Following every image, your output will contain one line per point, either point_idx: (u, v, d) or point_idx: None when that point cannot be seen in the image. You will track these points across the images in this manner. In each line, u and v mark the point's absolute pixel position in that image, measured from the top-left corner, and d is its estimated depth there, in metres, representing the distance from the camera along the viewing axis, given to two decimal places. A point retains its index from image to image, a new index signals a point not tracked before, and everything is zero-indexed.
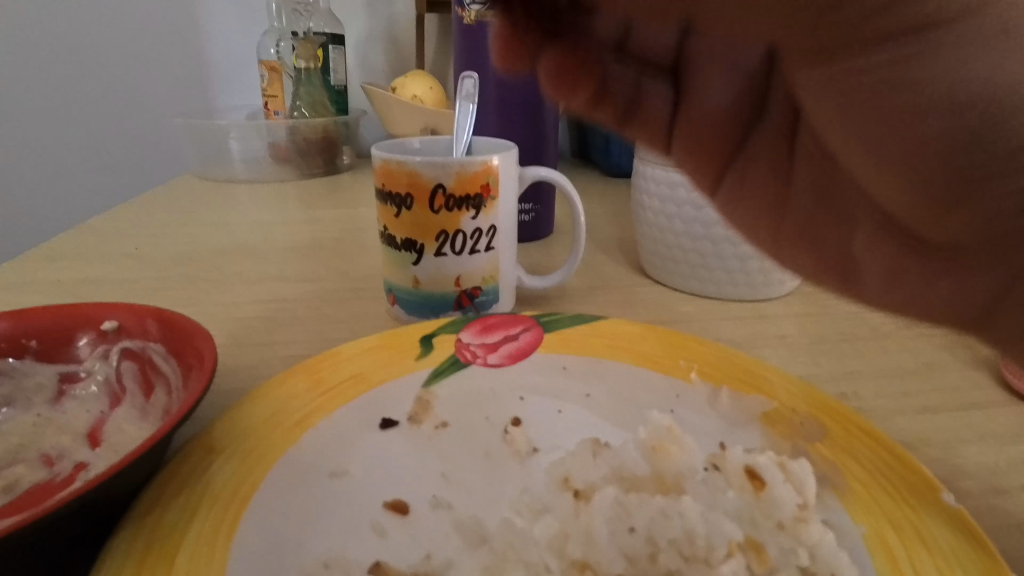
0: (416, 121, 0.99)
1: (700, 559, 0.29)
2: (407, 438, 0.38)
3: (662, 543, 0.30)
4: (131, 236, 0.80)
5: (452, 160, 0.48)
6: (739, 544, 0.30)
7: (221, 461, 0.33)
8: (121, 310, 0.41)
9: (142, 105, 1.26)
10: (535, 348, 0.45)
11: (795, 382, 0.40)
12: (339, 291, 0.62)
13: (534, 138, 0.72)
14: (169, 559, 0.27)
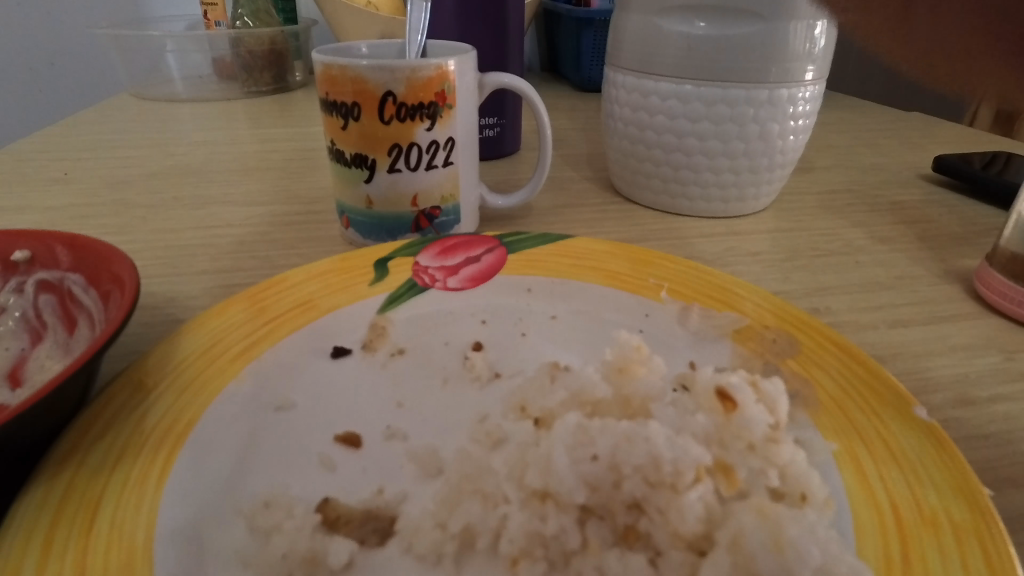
0: (369, 29, 0.91)
1: (665, 484, 0.28)
2: (361, 366, 0.35)
3: (627, 469, 0.28)
4: (60, 160, 0.73)
5: (401, 64, 0.43)
6: (707, 469, 0.29)
7: (152, 396, 0.30)
8: (29, 238, 0.37)
9: (68, 15, 1.14)
10: (498, 270, 0.43)
11: (769, 296, 0.38)
12: (289, 215, 0.58)
13: (497, 44, 0.66)
14: (93, 503, 0.25)
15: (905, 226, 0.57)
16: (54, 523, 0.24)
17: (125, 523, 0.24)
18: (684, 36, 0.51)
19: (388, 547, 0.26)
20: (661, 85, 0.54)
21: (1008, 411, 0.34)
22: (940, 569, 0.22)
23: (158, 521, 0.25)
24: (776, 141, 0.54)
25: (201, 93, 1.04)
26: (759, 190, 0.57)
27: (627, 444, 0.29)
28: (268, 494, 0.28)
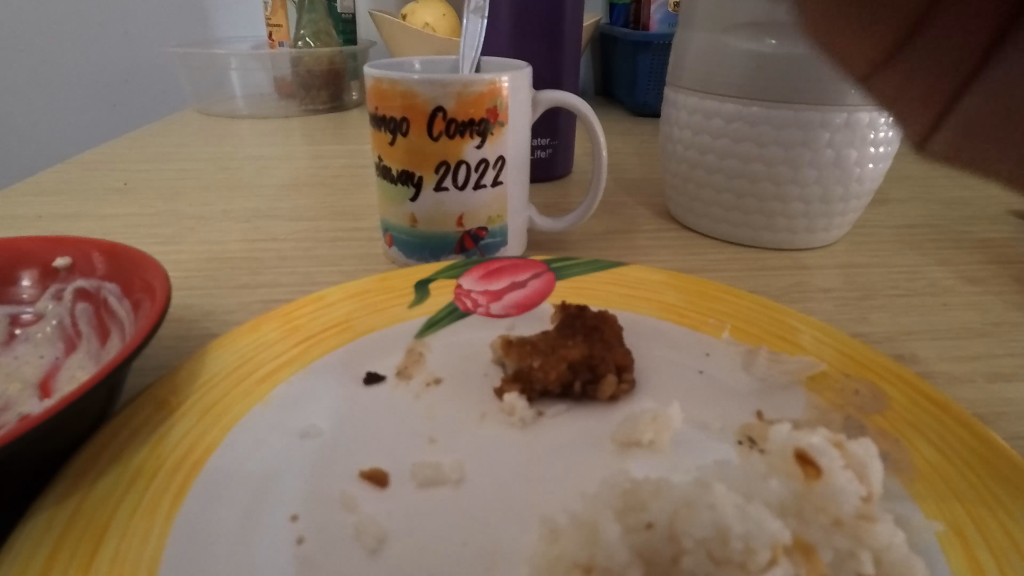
0: (424, 50, 0.91)
1: (731, 562, 0.24)
2: (392, 395, 0.33)
3: (687, 541, 0.25)
4: (119, 171, 0.75)
5: (453, 78, 0.42)
6: (784, 547, 0.24)
7: (175, 417, 0.29)
8: (70, 246, 0.36)
9: (141, 33, 1.19)
10: (542, 298, 0.40)
11: (840, 337, 0.34)
12: (332, 231, 0.57)
13: (553, 62, 0.64)
14: (96, 533, 0.23)
15: (998, 266, 0.51)
16: (53, 556, 0.22)
17: (127, 558, 0.23)
18: (756, 53, 0.48)
19: None
20: (726, 107, 0.50)
21: None
22: None
23: (162, 556, 0.23)
24: (854, 168, 0.50)
25: (259, 110, 1.06)
26: (831, 218, 0.52)
27: (687, 509, 0.25)
28: (294, 522, 0.26)
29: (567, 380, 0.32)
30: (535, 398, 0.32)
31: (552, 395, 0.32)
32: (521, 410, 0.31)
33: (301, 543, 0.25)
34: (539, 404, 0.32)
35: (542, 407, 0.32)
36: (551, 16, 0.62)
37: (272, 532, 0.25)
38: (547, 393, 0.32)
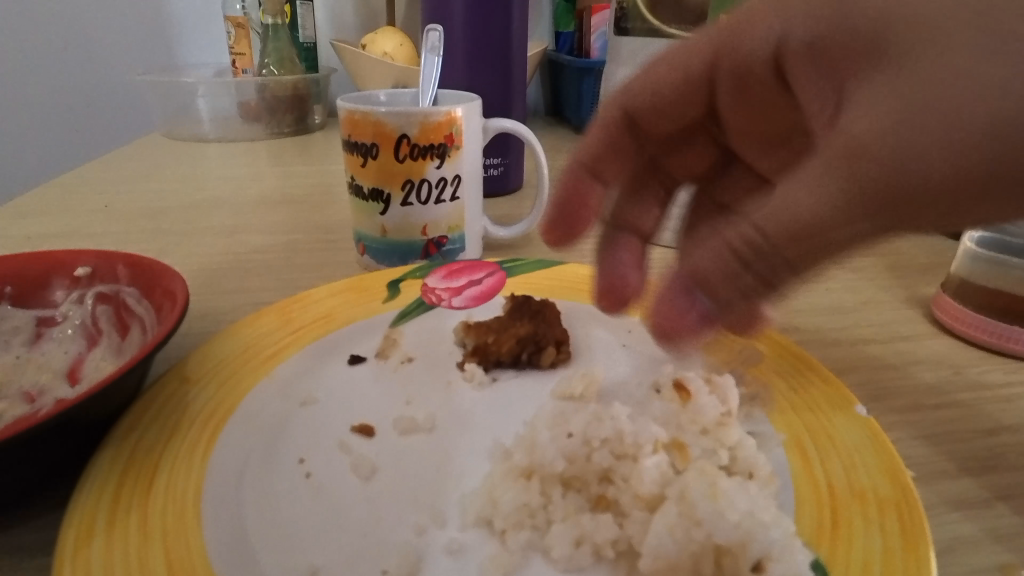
0: (385, 77, 0.99)
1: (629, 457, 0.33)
2: (375, 371, 0.40)
3: (597, 444, 0.34)
4: (99, 192, 0.80)
5: (416, 110, 0.49)
6: (664, 444, 0.33)
7: (197, 388, 0.35)
8: (91, 256, 0.42)
9: (105, 61, 1.24)
10: (496, 292, 0.48)
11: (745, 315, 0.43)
12: (310, 242, 0.63)
13: (502, 91, 0.73)
14: (149, 470, 0.30)
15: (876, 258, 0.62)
16: (118, 487, 0.28)
17: (176, 487, 0.29)
18: None
19: (395, 506, 0.30)
20: None
21: (947, 416, 0.38)
22: (860, 529, 0.26)
23: (203, 486, 0.30)
24: None
25: (227, 133, 1.12)
26: None
27: (596, 421, 0.34)
28: (302, 463, 0.33)
29: (517, 353, 0.40)
30: (492, 368, 0.40)
31: (505, 364, 0.40)
32: (479, 376, 0.39)
33: (308, 477, 0.32)
34: (495, 373, 0.40)
35: (497, 373, 0.40)
36: (499, 52, 0.70)
37: (285, 471, 0.32)
38: (500, 363, 0.40)
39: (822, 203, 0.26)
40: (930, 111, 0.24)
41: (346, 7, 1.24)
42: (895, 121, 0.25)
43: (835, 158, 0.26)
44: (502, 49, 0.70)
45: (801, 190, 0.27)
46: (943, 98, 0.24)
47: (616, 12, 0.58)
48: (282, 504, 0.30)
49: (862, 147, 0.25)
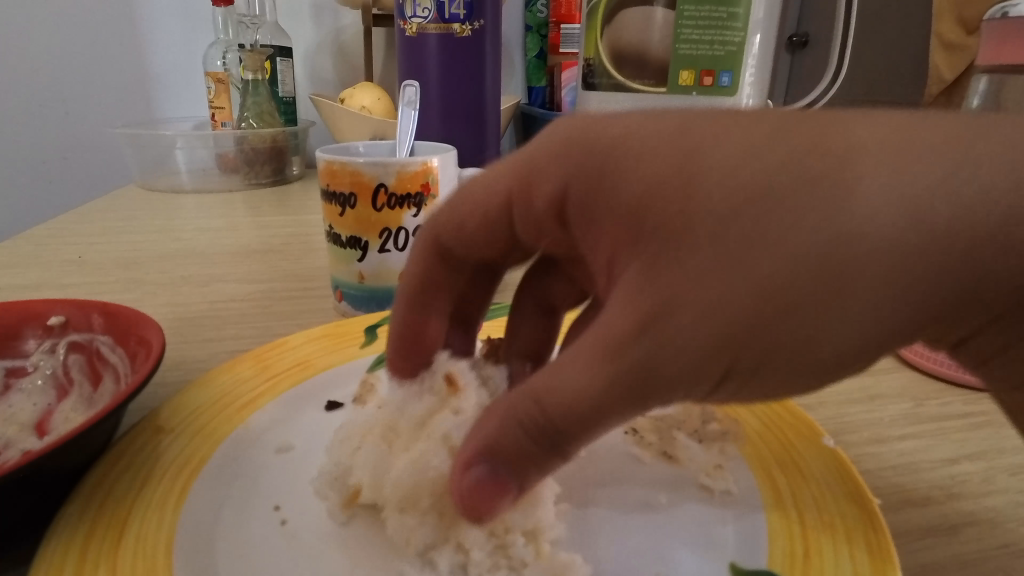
0: (363, 130, 1.02)
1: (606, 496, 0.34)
2: (353, 415, 0.41)
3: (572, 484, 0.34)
4: (72, 244, 0.80)
5: (393, 160, 0.51)
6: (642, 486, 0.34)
7: (170, 437, 0.35)
8: (65, 305, 0.42)
9: (81, 114, 1.25)
10: (472, 336, 0.49)
11: None
12: (286, 290, 0.64)
13: (477, 143, 0.75)
14: (119, 521, 0.29)
15: None
16: (87, 538, 0.28)
17: (147, 538, 0.28)
18: None
19: (373, 552, 0.30)
20: None
21: (913, 446, 0.40)
22: (832, 557, 0.27)
23: (175, 537, 0.29)
24: None
25: (205, 185, 1.13)
26: None
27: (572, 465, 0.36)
28: (278, 510, 0.33)
29: None
30: None
31: None
32: None
33: (284, 524, 0.32)
34: None
35: None
36: (473, 106, 0.73)
37: (261, 519, 0.32)
38: None
39: (676, 323, 0.24)
40: (757, 245, 0.23)
41: (325, 63, 1.28)
42: (636, 233, 0.25)
43: (594, 349, 0.25)
44: (477, 102, 0.73)
45: (572, 378, 0.26)
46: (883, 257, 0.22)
47: (583, 69, 0.61)
48: (256, 552, 0.30)
49: (729, 319, 0.23)
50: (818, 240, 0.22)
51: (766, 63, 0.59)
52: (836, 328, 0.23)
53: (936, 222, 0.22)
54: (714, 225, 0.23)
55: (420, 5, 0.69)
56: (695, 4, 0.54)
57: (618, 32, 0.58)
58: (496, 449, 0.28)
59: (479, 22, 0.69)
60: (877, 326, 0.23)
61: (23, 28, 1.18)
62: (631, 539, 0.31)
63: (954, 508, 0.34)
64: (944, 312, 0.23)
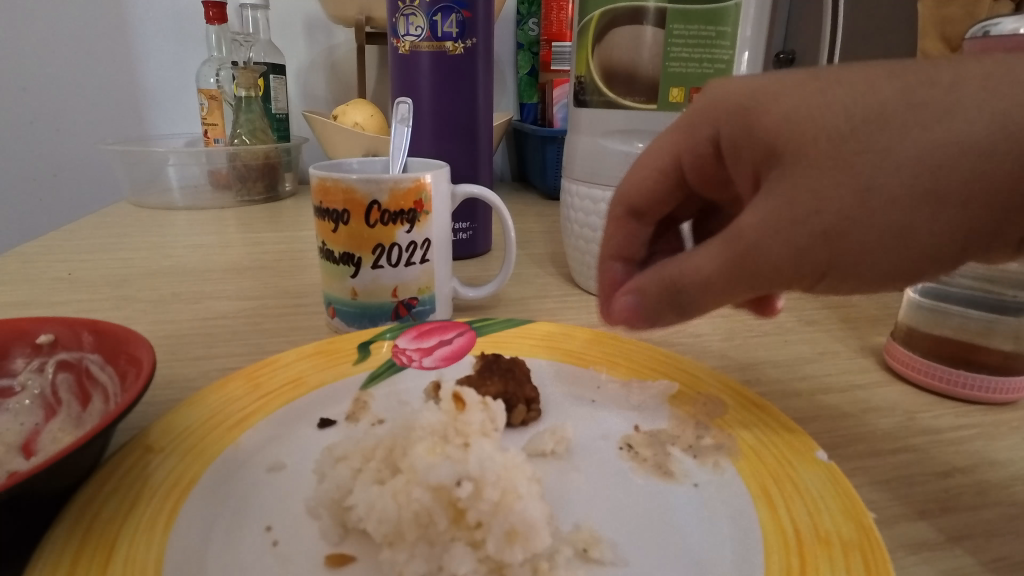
0: (356, 146, 1.02)
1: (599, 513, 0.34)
2: (344, 434, 0.40)
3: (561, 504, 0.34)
4: (62, 260, 0.79)
5: (386, 177, 0.51)
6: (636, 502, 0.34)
7: (160, 457, 0.34)
8: (54, 323, 0.42)
9: (72, 131, 1.25)
10: (466, 352, 0.49)
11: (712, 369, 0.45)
12: (277, 308, 0.63)
13: (469, 160, 0.76)
14: (107, 543, 0.28)
15: (830, 309, 0.65)
16: (74, 561, 0.27)
17: (135, 561, 0.28)
18: (626, 154, 0.61)
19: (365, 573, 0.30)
20: (609, 194, 0.63)
21: (907, 460, 0.40)
22: (829, 572, 0.27)
23: (164, 560, 0.29)
24: None
25: (197, 202, 1.13)
26: None
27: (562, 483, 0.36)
28: (268, 531, 0.32)
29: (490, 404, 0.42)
30: None
31: None
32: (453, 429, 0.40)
33: (275, 545, 0.31)
34: None
35: None
36: (466, 123, 0.74)
37: (251, 539, 0.31)
38: None
39: (771, 249, 0.28)
40: (892, 133, 0.24)
41: (318, 80, 1.29)
42: (775, 151, 0.27)
43: (727, 257, 0.29)
44: (470, 120, 0.74)
45: (700, 256, 0.30)
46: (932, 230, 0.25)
47: (575, 85, 0.62)
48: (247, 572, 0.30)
49: (873, 116, 0.25)
50: (918, 163, 0.24)
51: (753, 78, 0.60)
52: (882, 231, 0.25)
53: (958, 126, 0.23)
54: (830, 145, 0.25)
55: (413, 24, 0.69)
56: (684, 24, 0.55)
57: (608, 51, 0.58)
58: (648, 289, 0.33)
59: (471, 40, 0.70)
60: (905, 236, 0.25)
61: (16, 45, 1.18)
62: (627, 557, 0.31)
63: (948, 521, 0.34)
64: (958, 241, 0.25)
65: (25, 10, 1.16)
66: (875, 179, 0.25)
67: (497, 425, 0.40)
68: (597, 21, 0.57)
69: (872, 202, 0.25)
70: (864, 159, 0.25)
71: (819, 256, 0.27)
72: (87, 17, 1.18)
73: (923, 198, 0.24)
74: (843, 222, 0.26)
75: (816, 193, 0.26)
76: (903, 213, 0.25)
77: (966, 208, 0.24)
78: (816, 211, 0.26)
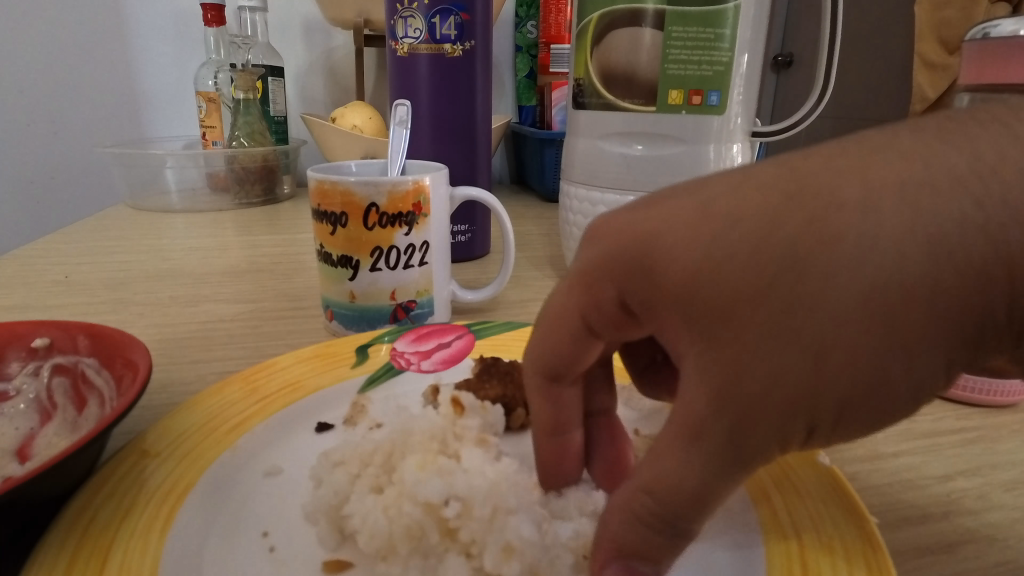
0: (355, 149, 1.02)
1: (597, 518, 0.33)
2: (342, 438, 0.40)
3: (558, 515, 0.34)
4: (58, 264, 0.79)
5: (384, 180, 0.51)
6: None
7: (155, 462, 0.34)
8: (49, 327, 0.42)
9: (70, 133, 1.24)
10: (465, 355, 0.49)
11: None
12: (275, 311, 0.63)
13: (468, 162, 0.76)
14: (102, 549, 0.28)
15: None
16: (68, 568, 0.27)
17: (131, 567, 0.28)
18: (624, 156, 0.61)
19: None
20: (608, 196, 0.63)
21: (908, 463, 0.40)
22: None
23: (160, 567, 0.28)
24: None
25: (195, 204, 1.12)
26: None
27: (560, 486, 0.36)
28: (265, 537, 0.32)
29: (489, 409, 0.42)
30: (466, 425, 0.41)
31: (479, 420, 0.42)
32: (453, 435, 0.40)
33: (272, 550, 0.31)
34: None
35: None
36: (464, 125, 0.74)
37: (248, 545, 0.31)
38: None
39: (715, 442, 0.23)
40: (817, 275, 0.22)
41: (317, 83, 1.29)
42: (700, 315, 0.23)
43: (681, 436, 0.24)
44: (468, 123, 0.74)
45: (662, 463, 0.24)
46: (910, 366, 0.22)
47: (574, 87, 0.62)
48: None
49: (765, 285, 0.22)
50: (869, 296, 0.21)
51: (752, 79, 0.59)
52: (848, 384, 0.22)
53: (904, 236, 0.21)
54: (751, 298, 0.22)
55: (411, 26, 0.69)
56: (682, 26, 0.54)
57: (607, 52, 0.58)
58: (623, 546, 0.26)
59: (470, 42, 0.70)
60: (879, 379, 0.22)
61: (13, 48, 1.18)
62: None
63: (950, 525, 0.34)
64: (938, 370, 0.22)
65: (23, 12, 1.16)
66: (824, 338, 0.22)
67: (496, 430, 0.40)
68: (595, 22, 0.57)
69: (831, 347, 0.22)
70: (808, 301, 0.22)
71: (794, 421, 0.23)
72: (84, 20, 1.18)
73: (892, 335, 0.21)
74: (807, 390, 0.22)
75: (768, 361, 0.22)
76: (877, 367, 0.22)
77: (950, 330, 0.21)
78: (781, 364, 0.22)
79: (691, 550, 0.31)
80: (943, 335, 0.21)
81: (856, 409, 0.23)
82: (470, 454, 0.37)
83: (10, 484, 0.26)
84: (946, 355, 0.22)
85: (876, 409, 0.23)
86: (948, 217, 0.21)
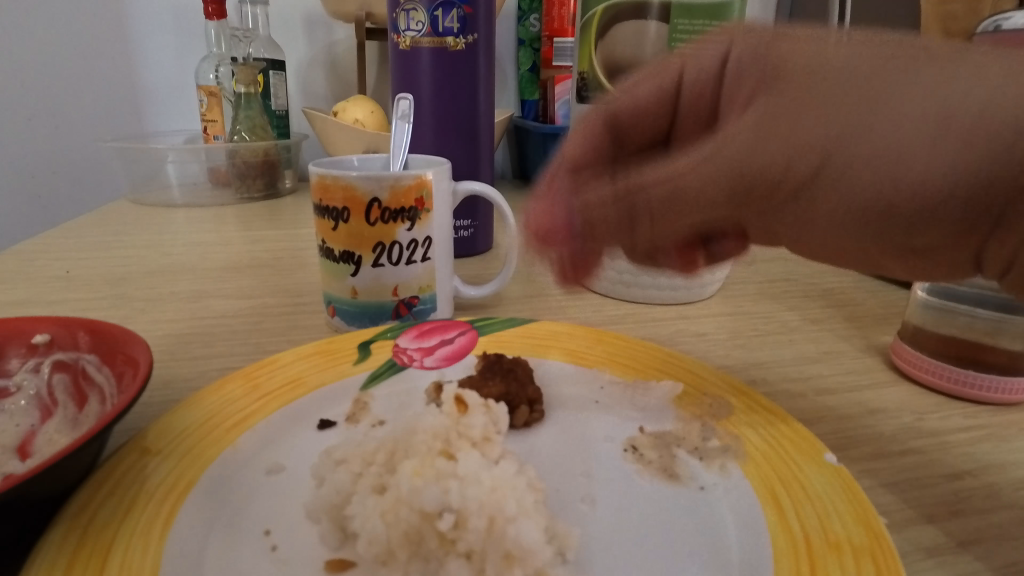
0: (356, 143, 1.01)
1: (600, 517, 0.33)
2: (344, 436, 0.40)
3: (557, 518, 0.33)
4: (59, 259, 0.79)
5: (387, 174, 0.50)
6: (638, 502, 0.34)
7: (157, 460, 0.34)
8: (50, 323, 0.41)
9: (71, 127, 1.24)
10: (467, 352, 0.48)
11: (719, 372, 0.44)
12: (276, 307, 0.63)
13: (470, 157, 0.75)
14: (103, 548, 0.28)
15: (834, 308, 0.64)
16: (69, 567, 0.27)
17: (132, 566, 0.27)
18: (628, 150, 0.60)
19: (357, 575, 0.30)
20: None
21: (915, 461, 0.39)
22: None
23: (161, 566, 0.28)
24: None
25: (196, 199, 1.12)
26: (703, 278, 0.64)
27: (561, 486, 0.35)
28: (267, 535, 0.32)
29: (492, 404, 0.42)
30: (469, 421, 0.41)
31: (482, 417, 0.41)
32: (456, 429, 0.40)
33: (274, 549, 0.31)
34: None
35: None
36: (466, 119, 0.73)
37: (250, 543, 0.31)
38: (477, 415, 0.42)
39: (719, 199, 0.30)
40: (894, 95, 0.26)
41: (318, 77, 1.28)
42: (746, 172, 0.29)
43: (730, 181, 0.30)
44: (471, 118, 0.73)
45: (659, 185, 0.33)
46: (929, 180, 0.25)
47: (578, 81, 0.62)
48: None
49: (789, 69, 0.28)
50: (901, 126, 0.25)
51: None
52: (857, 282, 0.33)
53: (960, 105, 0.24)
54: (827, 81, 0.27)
55: (414, 19, 0.68)
56: (687, 18, 0.54)
57: (611, 46, 0.58)
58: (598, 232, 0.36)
59: (472, 35, 0.69)
60: (900, 165, 0.26)
61: (14, 42, 1.17)
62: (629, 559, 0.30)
63: (959, 524, 0.34)
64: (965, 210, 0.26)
65: (23, 5, 1.15)
66: (882, 169, 0.26)
67: (500, 428, 0.39)
68: (599, 16, 0.57)
69: (883, 153, 0.26)
70: (875, 108, 0.26)
71: (764, 213, 0.30)
72: (85, 13, 1.17)
73: (895, 150, 0.26)
74: (818, 171, 0.27)
75: (797, 131, 0.27)
76: (872, 184, 0.27)
77: (943, 221, 0.26)
78: (765, 146, 0.28)
79: (695, 555, 0.30)
80: (958, 194, 0.25)
81: (876, 232, 0.28)
82: (466, 456, 0.36)
83: (10, 483, 0.26)
84: (951, 232, 0.27)
85: (840, 234, 0.29)
86: (937, 167, 0.25)
